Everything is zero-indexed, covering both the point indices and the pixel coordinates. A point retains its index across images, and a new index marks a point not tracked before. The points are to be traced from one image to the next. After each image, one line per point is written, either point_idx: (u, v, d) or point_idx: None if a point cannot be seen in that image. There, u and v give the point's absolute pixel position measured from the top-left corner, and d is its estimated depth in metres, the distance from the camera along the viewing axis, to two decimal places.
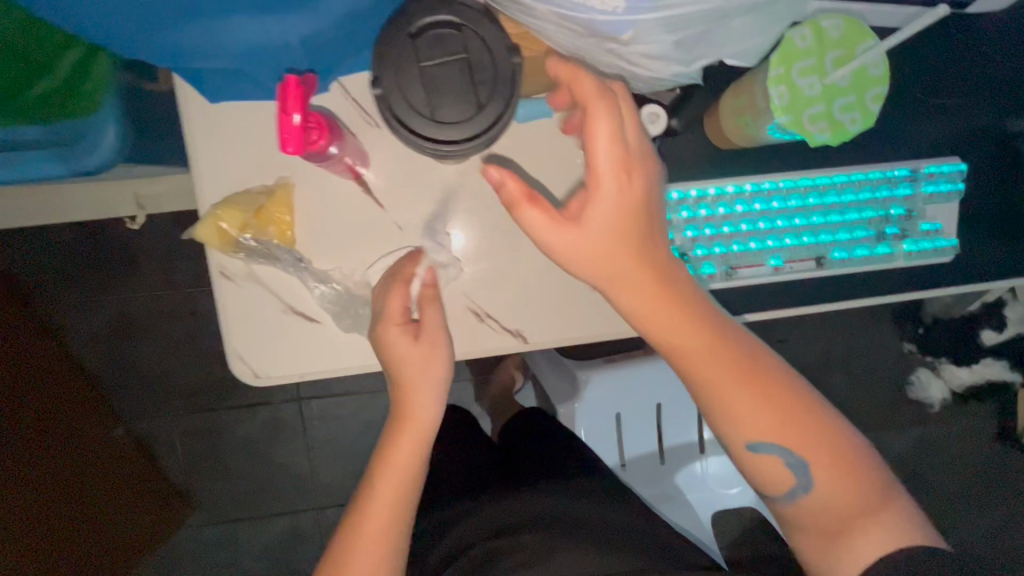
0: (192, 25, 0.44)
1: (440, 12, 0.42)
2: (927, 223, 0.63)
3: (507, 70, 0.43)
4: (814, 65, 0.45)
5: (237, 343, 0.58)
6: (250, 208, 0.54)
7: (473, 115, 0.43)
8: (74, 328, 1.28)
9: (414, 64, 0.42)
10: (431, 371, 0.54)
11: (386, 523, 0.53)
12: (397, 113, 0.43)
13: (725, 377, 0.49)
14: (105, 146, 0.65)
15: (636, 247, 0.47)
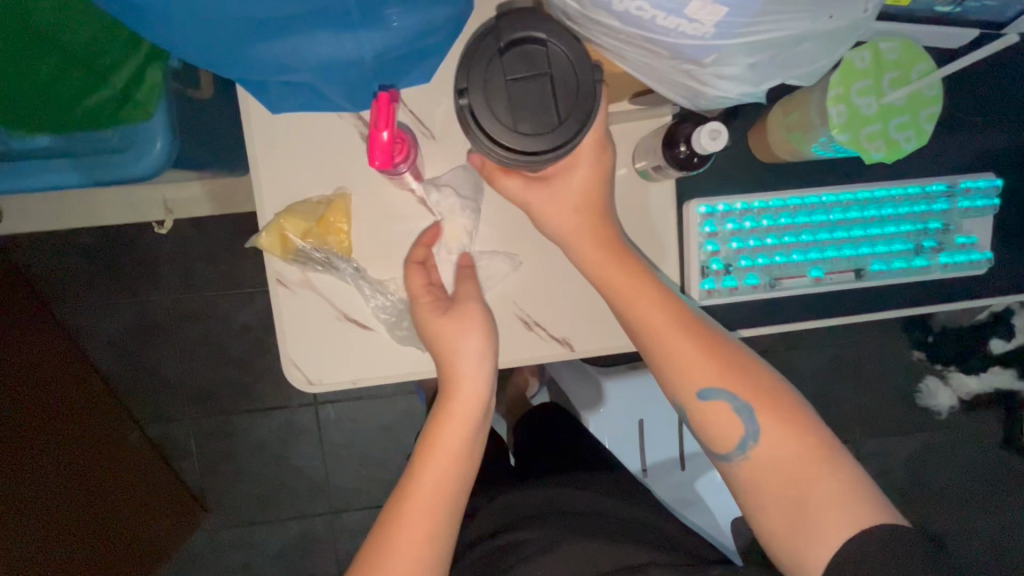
0: (267, 41, 0.44)
1: (530, 30, 0.43)
2: (963, 237, 0.65)
3: (587, 88, 0.44)
4: (873, 85, 0.47)
5: (291, 349, 0.58)
6: (311, 217, 0.55)
7: (553, 129, 0.44)
8: (95, 331, 1.28)
9: (500, 78, 0.44)
10: (476, 356, 0.55)
11: (429, 513, 0.52)
12: (479, 122, 0.44)
13: (672, 327, 0.54)
14: (143, 161, 0.67)
15: (598, 214, 0.55)
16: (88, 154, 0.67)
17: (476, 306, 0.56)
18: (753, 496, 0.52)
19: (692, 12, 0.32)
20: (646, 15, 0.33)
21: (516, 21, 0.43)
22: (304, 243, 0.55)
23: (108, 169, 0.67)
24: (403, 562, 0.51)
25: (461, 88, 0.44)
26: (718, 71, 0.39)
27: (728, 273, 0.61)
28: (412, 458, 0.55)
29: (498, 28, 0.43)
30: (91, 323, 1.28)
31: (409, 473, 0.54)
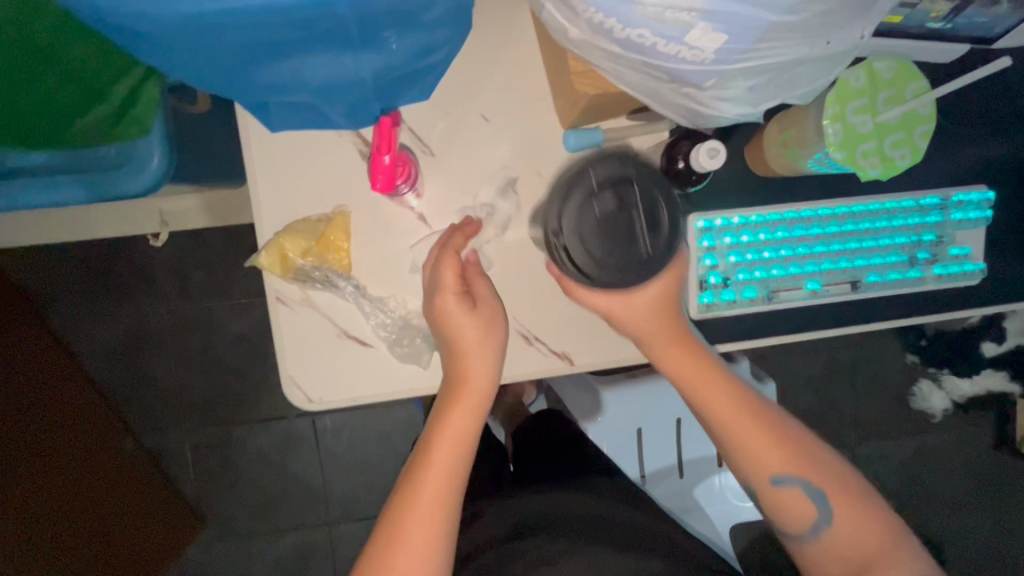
0: (269, 64, 0.44)
1: (616, 171, 0.47)
2: (956, 248, 0.66)
3: (673, 223, 0.47)
4: (868, 103, 0.47)
5: (291, 368, 0.58)
6: (311, 235, 0.55)
7: (644, 257, 0.47)
8: (90, 344, 1.27)
9: (592, 217, 0.46)
10: (487, 344, 0.55)
11: (438, 499, 0.52)
12: (574, 258, 0.47)
13: (744, 422, 0.55)
14: (142, 176, 0.68)
15: (668, 315, 0.56)
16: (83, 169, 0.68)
17: (495, 303, 0.56)
18: (816, 565, 0.54)
19: (692, 40, 0.33)
20: (646, 42, 0.33)
21: (605, 164, 0.47)
22: (304, 261, 0.55)
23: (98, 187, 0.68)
24: (412, 549, 0.50)
25: (555, 225, 0.47)
26: (717, 94, 0.39)
27: (726, 286, 0.62)
28: (419, 445, 0.55)
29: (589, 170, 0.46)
30: (84, 334, 1.27)
31: (416, 461, 0.54)
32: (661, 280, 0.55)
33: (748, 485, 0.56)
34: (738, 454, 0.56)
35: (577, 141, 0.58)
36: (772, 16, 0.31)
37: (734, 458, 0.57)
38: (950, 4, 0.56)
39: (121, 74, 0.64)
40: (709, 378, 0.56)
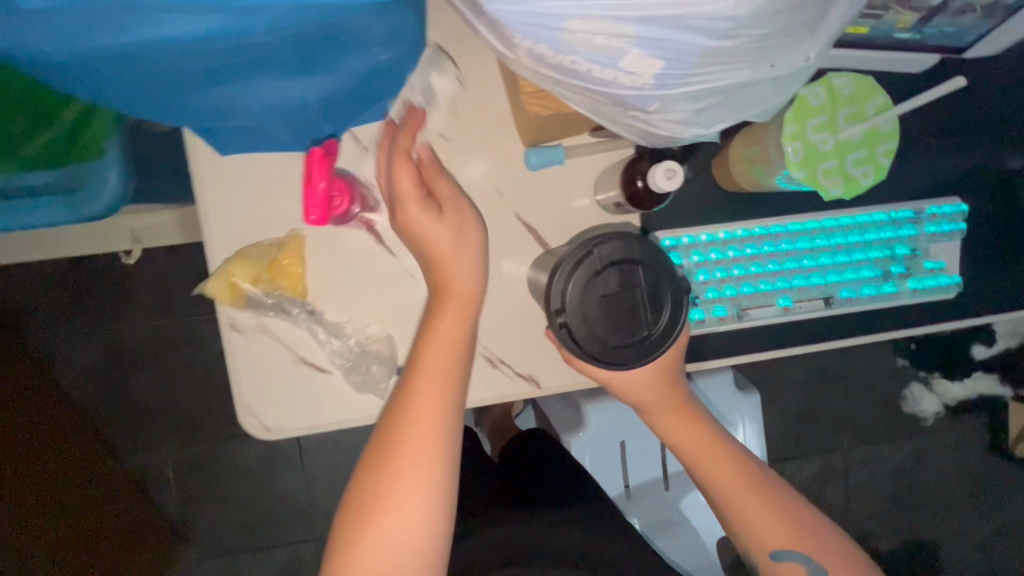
0: (205, 90, 0.42)
1: (620, 253, 0.49)
2: (931, 261, 0.64)
3: (674, 304, 0.50)
4: (829, 121, 0.46)
5: (248, 397, 0.57)
6: (262, 262, 0.53)
7: (645, 337, 0.50)
8: (67, 363, 1.24)
9: (595, 298, 0.49)
10: (461, 257, 0.52)
11: (429, 416, 0.50)
12: (576, 339, 0.49)
13: (739, 488, 0.54)
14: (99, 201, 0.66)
15: (668, 382, 0.56)
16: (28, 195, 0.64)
17: (462, 202, 0.53)
18: None
19: (628, 66, 0.31)
20: (582, 69, 0.32)
21: (610, 246, 0.49)
22: (255, 288, 0.53)
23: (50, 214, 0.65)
24: (405, 467, 0.48)
25: (558, 306, 0.49)
26: (665, 117, 0.38)
27: (696, 305, 0.60)
28: (405, 366, 0.52)
29: (594, 252, 0.48)
30: (62, 352, 1.24)
31: (402, 383, 0.51)
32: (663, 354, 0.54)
33: (719, 508, 0.55)
34: (707, 476, 0.55)
35: (537, 159, 0.56)
36: (707, 42, 0.29)
37: (712, 489, 0.55)
38: (917, 15, 0.54)
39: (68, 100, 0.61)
40: (662, 402, 0.56)
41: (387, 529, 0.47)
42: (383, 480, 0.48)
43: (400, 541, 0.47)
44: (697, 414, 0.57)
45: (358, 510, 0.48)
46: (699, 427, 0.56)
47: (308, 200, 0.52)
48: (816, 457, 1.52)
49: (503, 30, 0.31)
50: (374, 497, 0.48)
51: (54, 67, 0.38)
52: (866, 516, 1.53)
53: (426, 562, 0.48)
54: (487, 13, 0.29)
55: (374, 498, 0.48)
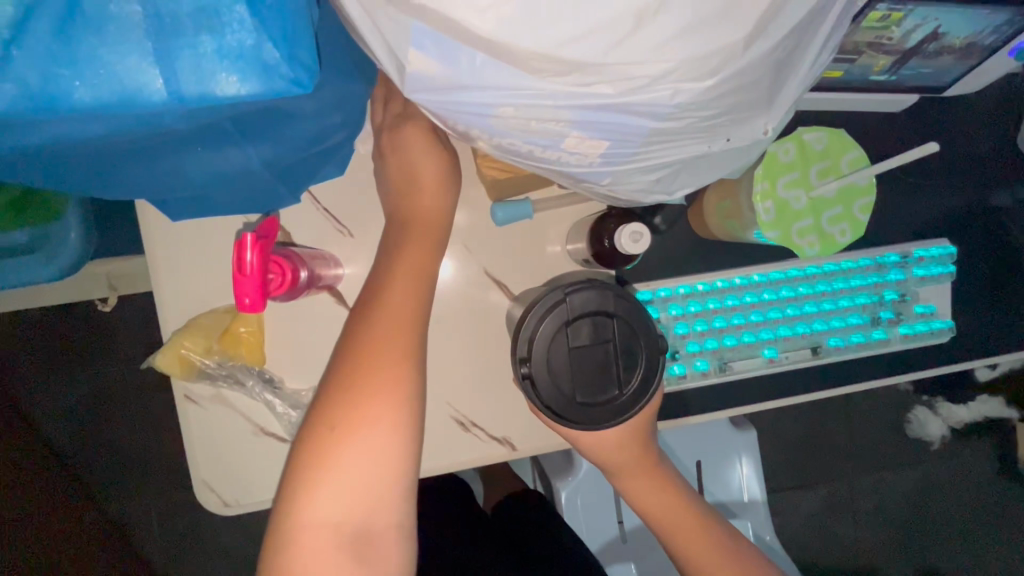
0: (142, 166, 0.40)
1: (596, 296, 0.36)
2: (921, 306, 0.62)
3: (650, 357, 0.37)
4: (800, 177, 0.44)
5: (204, 471, 0.54)
6: (215, 331, 0.51)
7: (617, 398, 0.37)
8: (45, 409, 1.20)
9: (563, 347, 0.36)
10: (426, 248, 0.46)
11: (405, 324, 0.43)
12: (537, 397, 0.37)
13: (721, 560, 0.51)
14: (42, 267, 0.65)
15: (644, 446, 0.52)
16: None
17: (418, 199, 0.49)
18: None
19: (569, 147, 0.29)
20: (520, 150, 0.30)
21: (585, 286, 0.36)
22: (207, 360, 0.51)
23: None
24: (382, 373, 0.41)
25: (523, 351, 0.36)
26: (621, 188, 0.36)
27: (675, 360, 0.57)
28: (369, 283, 0.46)
29: (566, 299, 0.36)
30: (39, 401, 1.20)
31: (368, 297, 0.45)
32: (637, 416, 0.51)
33: None
34: (688, 546, 0.52)
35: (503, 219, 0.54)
36: (650, 124, 0.27)
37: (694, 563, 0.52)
38: (891, 58, 0.53)
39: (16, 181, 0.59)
40: (638, 466, 0.52)
41: (364, 445, 0.40)
42: (356, 389, 0.41)
43: (380, 454, 0.40)
44: (676, 479, 0.54)
45: (331, 420, 0.40)
46: (677, 492, 0.54)
47: (240, 282, 0.40)
48: (821, 487, 1.47)
49: (432, 115, 0.29)
50: (347, 409, 0.40)
51: None
52: (874, 545, 1.47)
53: (404, 484, 0.41)
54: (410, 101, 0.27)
55: (349, 407, 0.40)
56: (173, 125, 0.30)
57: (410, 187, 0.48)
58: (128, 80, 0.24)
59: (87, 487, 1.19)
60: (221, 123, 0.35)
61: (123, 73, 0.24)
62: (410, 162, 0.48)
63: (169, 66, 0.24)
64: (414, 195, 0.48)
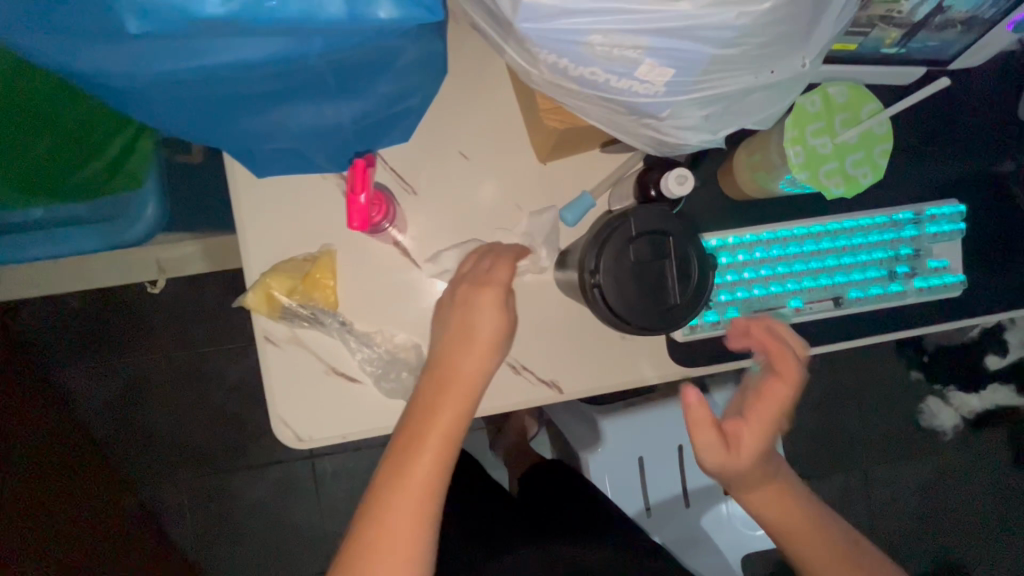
0: (252, 118, 0.46)
1: (656, 220, 0.42)
2: (934, 261, 0.67)
3: (701, 273, 0.42)
4: (826, 126, 0.49)
5: (280, 407, 0.58)
6: (297, 275, 0.56)
7: (674, 304, 0.42)
8: (86, 394, 1.25)
9: (627, 262, 0.41)
10: (452, 416, 0.51)
11: (422, 496, 0.49)
12: (607, 305, 0.42)
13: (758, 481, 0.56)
14: (148, 218, 0.71)
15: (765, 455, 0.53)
16: (111, 214, 0.71)
17: (468, 295, 0.54)
18: None
19: (642, 76, 0.35)
20: (599, 80, 0.36)
21: (644, 211, 0.42)
22: (291, 300, 0.56)
23: (114, 234, 0.71)
24: (402, 530, 0.48)
25: (593, 265, 0.42)
26: (675, 124, 0.42)
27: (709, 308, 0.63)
28: (401, 432, 0.51)
29: (627, 220, 0.41)
30: (81, 390, 1.25)
31: (396, 452, 0.50)
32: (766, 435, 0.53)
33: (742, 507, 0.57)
34: None
35: (570, 221, 0.61)
36: (713, 52, 0.33)
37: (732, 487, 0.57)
38: (901, 30, 0.59)
39: (115, 129, 0.68)
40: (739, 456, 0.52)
41: None
42: (379, 552, 0.47)
43: None
44: None
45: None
46: None
47: (351, 204, 0.54)
48: (836, 477, 1.50)
49: (529, 47, 0.34)
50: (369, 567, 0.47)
51: (120, 99, 0.41)
52: (891, 537, 1.49)
53: None
54: (516, 33, 0.33)
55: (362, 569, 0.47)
56: (311, 58, 0.37)
57: (456, 353, 0.52)
58: (319, 4, 0.31)
59: (126, 471, 1.25)
60: (334, 71, 0.42)
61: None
62: (467, 323, 0.53)
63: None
64: (451, 352, 0.52)
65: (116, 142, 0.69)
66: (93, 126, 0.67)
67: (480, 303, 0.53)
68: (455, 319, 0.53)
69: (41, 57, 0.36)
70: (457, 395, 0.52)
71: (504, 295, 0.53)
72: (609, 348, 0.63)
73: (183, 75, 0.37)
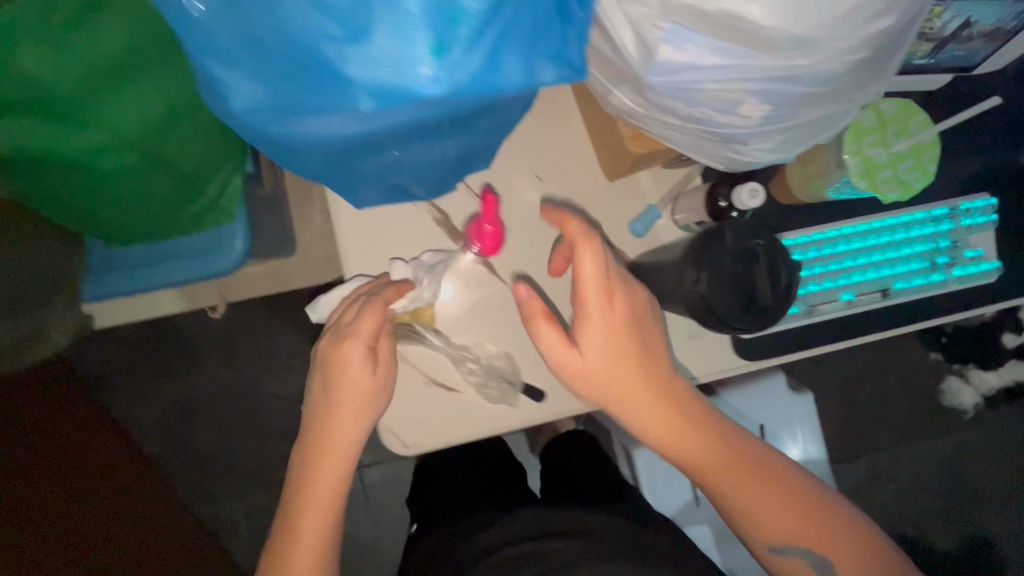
0: (375, 160, 0.50)
1: (747, 234, 0.48)
2: (971, 251, 0.73)
3: (789, 276, 0.48)
4: (880, 138, 0.55)
5: (387, 417, 0.63)
6: (404, 297, 0.63)
7: (767, 305, 0.48)
8: (137, 418, 1.26)
9: (724, 269, 0.47)
10: (338, 480, 0.59)
11: (313, 551, 0.58)
12: (708, 308, 0.47)
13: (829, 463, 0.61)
14: (235, 251, 0.78)
15: (633, 362, 0.55)
16: (200, 250, 0.78)
17: (334, 356, 0.58)
18: None
19: (743, 111, 0.41)
20: (705, 117, 0.41)
21: (735, 227, 0.48)
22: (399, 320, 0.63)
23: (205, 267, 0.78)
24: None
25: (694, 276, 0.47)
26: (758, 147, 0.47)
27: None
28: (292, 500, 0.59)
29: (719, 230, 0.48)
30: (132, 414, 1.26)
31: (290, 515, 0.59)
32: (601, 319, 0.54)
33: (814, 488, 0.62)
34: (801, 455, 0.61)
35: (638, 231, 0.67)
36: (810, 89, 0.39)
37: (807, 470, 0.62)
38: (931, 44, 0.65)
39: (222, 165, 0.69)
40: (632, 389, 0.55)
41: None
42: None
43: None
44: None
45: None
46: None
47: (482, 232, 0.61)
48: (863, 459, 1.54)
49: (651, 95, 0.40)
50: None
51: (273, 153, 0.45)
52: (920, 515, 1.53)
53: None
54: (645, 85, 0.38)
55: None
56: (464, 111, 0.37)
57: (336, 421, 0.59)
58: (504, 74, 0.32)
59: (183, 490, 1.27)
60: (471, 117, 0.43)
61: (501, 71, 0.32)
62: (333, 387, 0.59)
63: (527, 62, 0.33)
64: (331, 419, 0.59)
65: (219, 178, 0.70)
66: (209, 169, 0.67)
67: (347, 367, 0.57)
68: (328, 379, 0.59)
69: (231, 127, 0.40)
70: (339, 458, 0.59)
71: (369, 353, 0.57)
72: (678, 346, 0.68)
73: (341, 142, 0.38)
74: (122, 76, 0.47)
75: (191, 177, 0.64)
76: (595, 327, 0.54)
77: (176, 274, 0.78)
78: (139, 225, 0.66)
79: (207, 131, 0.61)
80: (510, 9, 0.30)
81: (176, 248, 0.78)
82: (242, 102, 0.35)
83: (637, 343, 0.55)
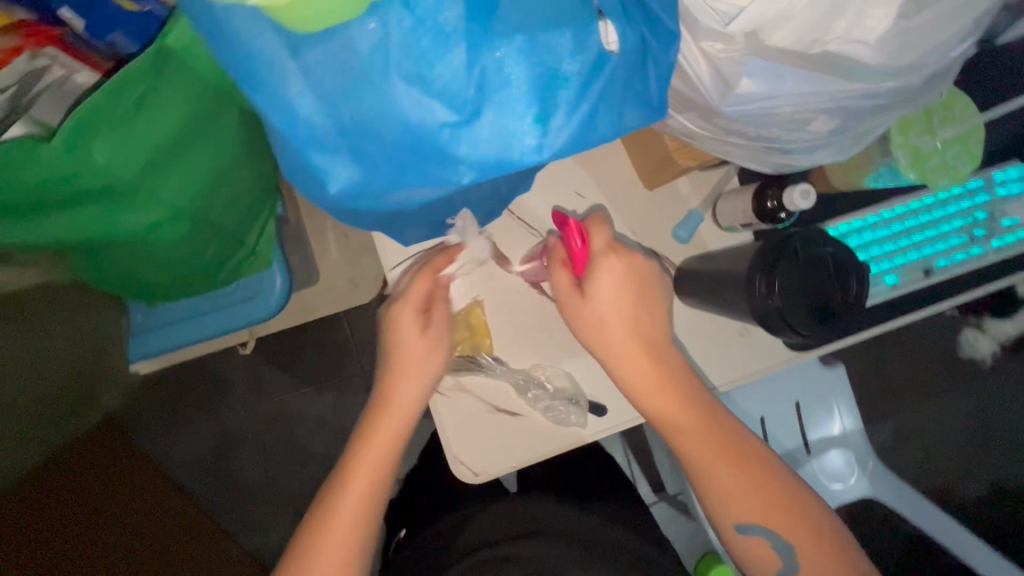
0: (433, 211, 0.51)
1: (814, 241, 0.48)
2: (1008, 219, 0.73)
3: (857, 283, 0.49)
4: (927, 128, 0.55)
5: (455, 447, 0.64)
6: (461, 328, 0.63)
7: (841, 310, 0.48)
8: (174, 456, 1.24)
9: (796, 278, 0.47)
10: (387, 451, 0.59)
11: (352, 521, 0.56)
12: (784, 319, 0.47)
13: None
14: (275, 295, 0.78)
15: (637, 327, 0.54)
16: (233, 298, 0.79)
17: (399, 318, 0.59)
18: None
19: (813, 126, 0.42)
20: (774, 135, 0.43)
21: (803, 234, 0.48)
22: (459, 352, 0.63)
23: (242, 315, 0.79)
24: (340, 545, 0.55)
25: (765, 287, 0.48)
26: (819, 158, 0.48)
27: None
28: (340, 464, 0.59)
29: (785, 237, 0.48)
30: (169, 454, 1.24)
31: (335, 479, 0.58)
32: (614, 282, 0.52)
33: None
34: None
35: (683, 237, 0.66)
36: (879, 102, 0.40)
37: None
38: None
39: (262, 212, 0.70)
40: (661, 362, 0.54)
41: None
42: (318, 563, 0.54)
43: None
44: None
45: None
46: None
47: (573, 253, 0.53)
48: None
49: (725, 122, 0.42)
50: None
51: (346, 220, 0.46)
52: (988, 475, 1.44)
53: None
54: (722, 114, 0.41)
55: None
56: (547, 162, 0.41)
57: (393, 388, 0.59)
58: (598, 129, 0.36)
59: (227, 525, 1.24)
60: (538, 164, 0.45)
61: (596, 128, 0.36)
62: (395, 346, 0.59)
63: (616, 111, 0.36)
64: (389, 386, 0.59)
65: (259, 226, 0.71)
66: (251, 221, 0.67)
67: (406, 331, 0.58)
68: (390, 342, 0.59)
69: (314, 201, 0.42)
70: (395, 426, 0.59)
71: (418, 318, 0.58)
72: (728, 346, 0.68)
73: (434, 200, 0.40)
74: (176, 152, 0.48)
75: (235, 233, 0.65)
76: (606, 285, 0.52)
77: (217, 323, 0.78)
78: (180, 285, 0.66)
79: (247, 181, 0.61)
80: (605, 69, 0.34)
81: (212, 297, 0.78)
82: (338, 183, 0.37)
83: (657, 317, 0.55)
